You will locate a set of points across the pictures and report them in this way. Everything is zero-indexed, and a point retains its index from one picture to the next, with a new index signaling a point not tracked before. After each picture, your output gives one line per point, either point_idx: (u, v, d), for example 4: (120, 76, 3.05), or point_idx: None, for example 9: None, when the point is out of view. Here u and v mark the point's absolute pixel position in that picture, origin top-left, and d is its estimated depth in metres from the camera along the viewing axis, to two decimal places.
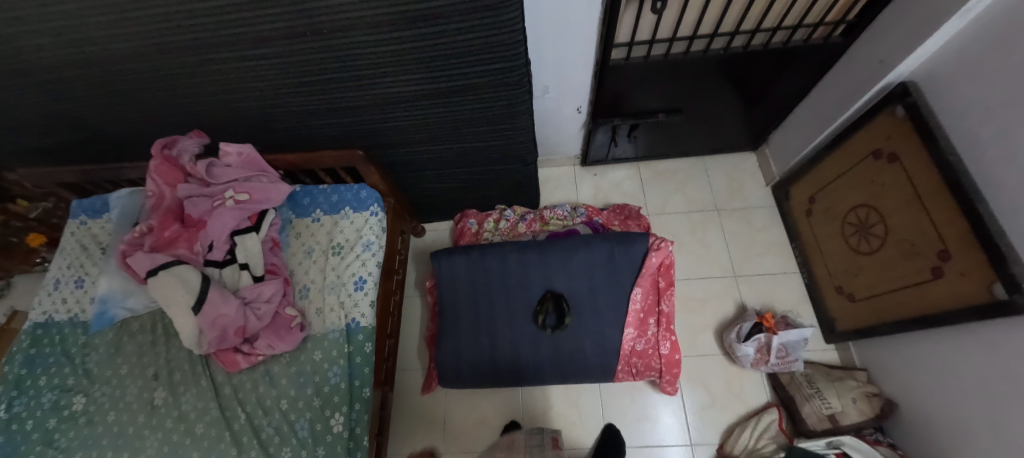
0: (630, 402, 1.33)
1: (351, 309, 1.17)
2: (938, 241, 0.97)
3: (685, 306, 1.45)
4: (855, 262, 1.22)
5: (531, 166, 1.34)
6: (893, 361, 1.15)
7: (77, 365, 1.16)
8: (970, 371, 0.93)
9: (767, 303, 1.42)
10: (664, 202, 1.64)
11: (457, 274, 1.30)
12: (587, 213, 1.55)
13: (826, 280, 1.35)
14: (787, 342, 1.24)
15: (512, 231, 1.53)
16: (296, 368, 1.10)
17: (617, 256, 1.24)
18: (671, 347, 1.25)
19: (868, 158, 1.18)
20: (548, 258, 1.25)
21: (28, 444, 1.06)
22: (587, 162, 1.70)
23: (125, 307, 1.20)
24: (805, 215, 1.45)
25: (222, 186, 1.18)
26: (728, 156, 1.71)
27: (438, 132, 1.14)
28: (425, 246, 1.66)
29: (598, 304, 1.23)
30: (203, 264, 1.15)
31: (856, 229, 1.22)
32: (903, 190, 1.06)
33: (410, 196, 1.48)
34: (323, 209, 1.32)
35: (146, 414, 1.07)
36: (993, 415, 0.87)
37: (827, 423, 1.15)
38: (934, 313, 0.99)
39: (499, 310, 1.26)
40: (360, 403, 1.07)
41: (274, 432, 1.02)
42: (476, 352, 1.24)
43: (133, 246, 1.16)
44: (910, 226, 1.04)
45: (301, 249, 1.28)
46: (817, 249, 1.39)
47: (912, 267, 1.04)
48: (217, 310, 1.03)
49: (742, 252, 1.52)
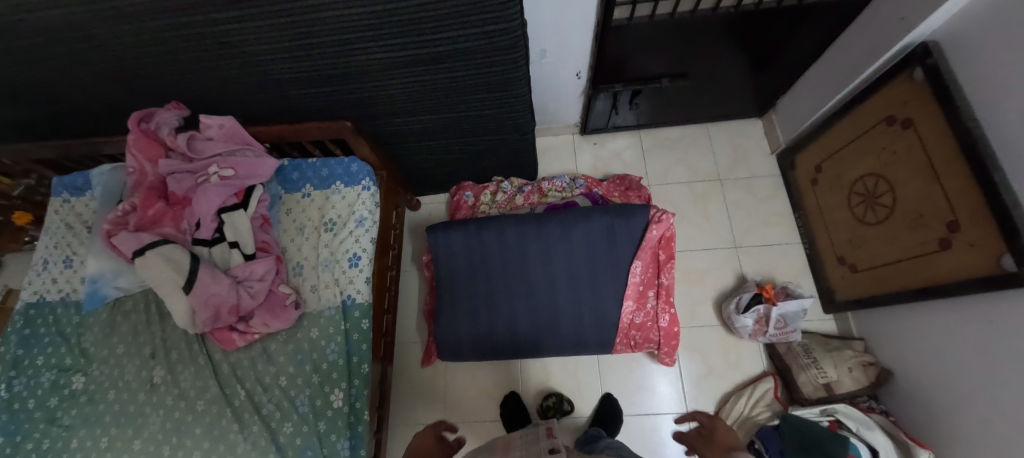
0: (627, 373, 1.35)
1: (346, 285, 1.15)
2: (949, 211, 0.93)
3: (684, 277, 1.44)
4: (860, 232, 1.20)
5: (529, 136, 1.28)
6: (893, 331, 1.15)
7: (73, 345, 1.16)
8: (970, 341, 0.92)
9: (767, 274, 1.41)
10: (666, 172, 1.59)
11: (454, 249, 1.27)
12: (586, 184, 1.50)
13: (828, 250, 1.33)
14: (786, 313, 1.24)
15: (510, 204, 1.49)
16: (294, 346, 1.09)
17: (616, 229, 1.21)
18: (671, 319, 1.24)
19: (880, 125, 1.13)
20: (546, 232, 1.22)
21: (32, 422, 1.07)
22: (587, 130, 1.63)
23: (117, 286, 1.18)
24: (810, 185, 1.41)
25: (206, 161, 1.14)
26: (733, 123, 1.64)
27: (430, 101, 1.08)
28: (421, 220, 1.63)
29: (598, 277, 1.21)
30: (192, 242, 1.12)
31: (863, 199, 1.18)
32: (915, 158, 1.01)
33: (404, 168, 1.43)
34: (312, 184, 1.28)
35: (147, 392, 1.07)
36: (989, 384, 0.87)
37: (821, 392, 1.17)
38: (939, 284, 0.97)
39: (497, 285, 1.24)
40: (359, 379, 1.07)
41: (275, 408, 1.03)
42: (475, 326, 1.24)
43: (116, 225, 1.12)
44: (919, 196, 1.01)
45: (292, 225, 1.24)
46: (821, 219, 1.36)
47: (919, 237, 1.01)
48: (208, 288, 1.02)
49: (744, 222, 1.49)
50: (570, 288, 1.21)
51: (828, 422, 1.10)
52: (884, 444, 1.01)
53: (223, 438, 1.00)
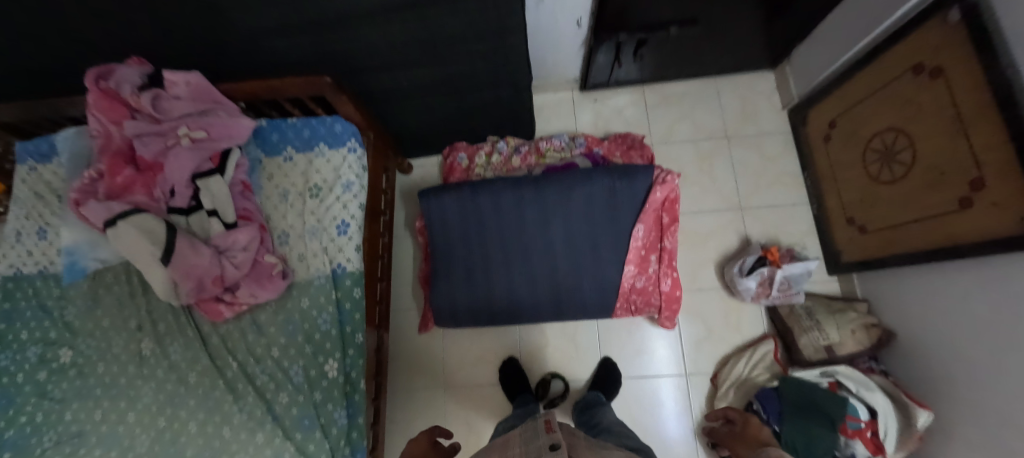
0: (627, 337, 1.34)
1: (336, 254, 1.10)
2: (973, 169, 0.86)
3: (686, 241, 1.40)
4: (874, 192, 1.14)
5: (526, 91, 1.18)
6: (901, 292, 1.12)
7: (56, 318, 1.12)
8: (980, 303, 0.89)
9: (772, 236, 1.37)
10: (670, 130, 1.50)
11: (448, 215, 1.21)
12: (586, 144, 1.42)
13: (837, 210, 1.28)
14: (791, 275, 1.21)
15: (506, 166, 1.41)
16: (284, 316, 1.06)
17: (618, 191, 1.15)
18: (673, 282, 1.22)
19: (905, 74, 1.03)
20: (544, 194, 1.16)
21: (23, 396, 1.04)
22: (587, 86, 1.52)
23: (96, 258, 1.13)
24: (823, 142, 1.33)
25: (175, 122, 1.05)
26: (743, 76, 1.53)
27: (417, 53, 0.97)
28: (413, 183, 1.55)
29: (599, 242, 1.16)
30: (166, 211, 1.05)
31: (880, 156, 1.11)
32: (943, 110, 0.93)
33: (392, 130, 1.34)
34: (294, 146, 1.19)
35: (136, 364, 1.05)
36: (995, 346, 0.85)
37: (823, 353, 1.16)
38: (957, 246, 0.92)
39: (494, 251, 1.19)
40: (353, 349, 1.05)
41: (269, 379, 1.02)
42: (471, 293, 1.20)
43: (83, 194, 1.04)
44: (942, 152, 0.93)
45: (275, 191, 1.17)
46: (832, 178, 1.30)
47: (938, 197, 0.95)
48: (189, 259, 0.97)
49: (750, 183, 1.43)
50: (569, 253, 1.17)
51: (828, 383, 1.10)
52: (883, 405, 1.02)
53: (219, 409, 0.99)
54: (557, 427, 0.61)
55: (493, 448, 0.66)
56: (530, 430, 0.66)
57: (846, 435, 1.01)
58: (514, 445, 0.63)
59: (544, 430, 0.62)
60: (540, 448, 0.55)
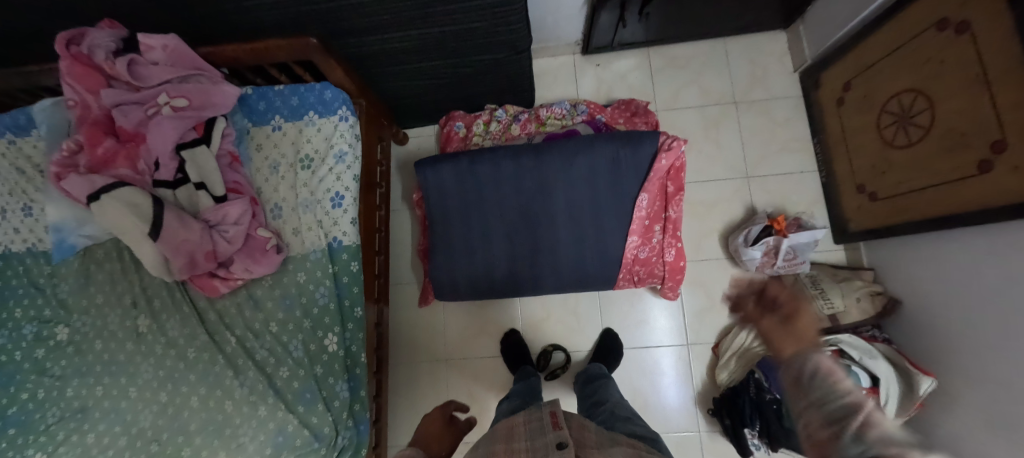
0: (628, 308, 1.33)
1: (331, 228, 1.08)
2: (996, 130, 0.81)
3: (690, 211, 1.36)
4: (887, 157, 1.10)
5: (525, 54, 1.11)
6: (910, 259, 1.11)
7: (49, 296, 1.08)
8: (993, 271, 0.87)
9: (779, 205, 1.34)
10: (676, 95, 1.44)
11: (445, 186, 1.17)
12: (589, 111, 1.36)
13: (847, 177, 1.24)
14: (796, 244, 1.18)
15: (505, 135, 1.35)
16: (281, 291, 1.05)
17: (622, 159, 1.11)
18: (677, 253, 1.19)
19: (930, 29, 0.95)
20: (544, 164, 1.12)
21: (22, 373, 1.03)
22: (589, 50, 1.45)
23: (83, 234, 1.09)
24: (835, 106, 1.27)
25: (154, 90, 0.99)
26: (754, 37, 1.45)
27: (407, 14, 0.87)
28: (409, 154, 1.50)
29: (601, 213, 1.13)
30: (152, 185, 1.01)
31: (896, 119, 1.06)
32: (968, 67, 0.86)
33: (385, 96, 1.27)
34: (282, 115, 1.14)
35: (134, 341, 1.04)
36: (1006, 314, 0.84)
37: (826, 322, 1.16)
38: (974, 212, 0.89)
39: (493, 223, 1.16)
40: (352, 323, 1.05)
41: (268, 353, 1.02)
42: (471, 266, 1.18)
43: (65, 168, 0.99)
44: (964, 113, 0.88)
45: (265, 163, 1.12)
46: (843, 144, 1.25)
47: (956, 161, 0.91)
48: (178, 234, 0.94)
49: (758, 150, 1.38)
50: (569, 225, 1.14)
51: (831, 352, 1.10)
52: (886, 372, 1.03)
53: (220, 384, 0.99)
54: (564, 423, 0.61)
55: (497, 437, 0.67)
56: (536, 421, 0.66)
57: None
58: (520, 437, 0.63)
59: (550, 426, 0.62)
60: (548, 446, 0.55)
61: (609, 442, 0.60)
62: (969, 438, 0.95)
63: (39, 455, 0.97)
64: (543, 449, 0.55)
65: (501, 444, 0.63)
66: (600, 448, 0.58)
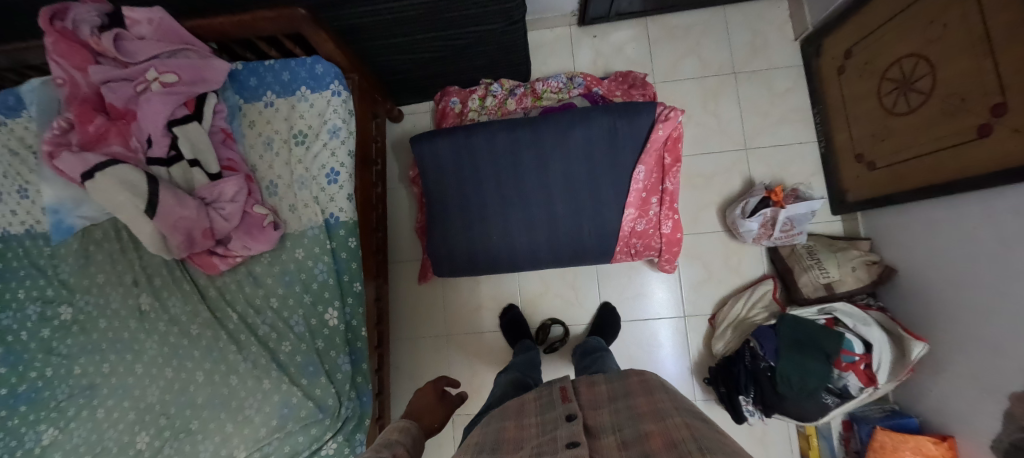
0: (626, 281, 1.34)
1: (327, 204, 1.08)
2: (998, 93, 0.79)
3: (688, 184, 1.36)
4: (887, 125, 1.09)
5: (519, 25, 1.09)
6: (905, 226, 1.11)
7: (51, 276, 1.08)
8: (990, 234, 0.87)
9: (777, 177, 1.33)
10: (674, 67, 1.41)
11: (442, 161, 1.16)
12: (585, 83, 1.34)
13: (847, 147, 1.23)
14: (794, 216, 1.18)
15: (501, 109, 1.33)
16: (280, 268, 1.06)
17: (619, 131, 1.10)
18: (674, 225, 1.20)
19: None
20: (541, 138, 1.11)
21: (29, 353, 1.04)
22: (586, 21, 1.41)
23: (82, 215, 1.08)
24: (836, 75, 1.25)
25: (142, 65, 0.97)
26: (755, 4, 1.41)
27: None
28: (404, 131, 1.48)
29: (597, 185, 1.13)
30: (146, 163, 1.00)
31: (896, 86, 1.04)
32: (971, 28, 0.84)
33: (378, 71, 1.24)
34: (274, 90, 1.12)
35: (137, 319, 1.05)
36: (1001, 277, 0.84)
37: (821, 291, 1.17)
38: (974, 176, 0.88)
39: (490, 197, 1.16)
40: (352, 297, 1.07)
41: (270, 329, 1.04)
42: (469, 241, 1.18)
43: (58, 146, 0.98)
44: (966, 76, 0.86)
45: (259, 140, 1.12)
46: (843, 113, 1.24)
47: (956, 126, 0.90)
48: (175, 212, 0.94)
49: (757, 121, 1.36)
50: (566, 198, 1.13)
51: (826, 320, 1.11)
52: (879, 339, 1.04)
53: (224, 359, 1.01)
54: (573, 398, 0.64)
55: (508, 412, 0.68)
56: (546, 398, 0.68)
57: (839, 368, 1.06)
58: (531, 412, 0.64)
59: (559, 401, 0.65)
60: (557, 419, 0.57)
61: (623, 406, 0.62)
62: (959, 400, 0.98)
63: (51, 430, 0.99)
64: (552, 423, 0.57)
65: (512, 420, 0.64)
66: (611, 414, 0.60)
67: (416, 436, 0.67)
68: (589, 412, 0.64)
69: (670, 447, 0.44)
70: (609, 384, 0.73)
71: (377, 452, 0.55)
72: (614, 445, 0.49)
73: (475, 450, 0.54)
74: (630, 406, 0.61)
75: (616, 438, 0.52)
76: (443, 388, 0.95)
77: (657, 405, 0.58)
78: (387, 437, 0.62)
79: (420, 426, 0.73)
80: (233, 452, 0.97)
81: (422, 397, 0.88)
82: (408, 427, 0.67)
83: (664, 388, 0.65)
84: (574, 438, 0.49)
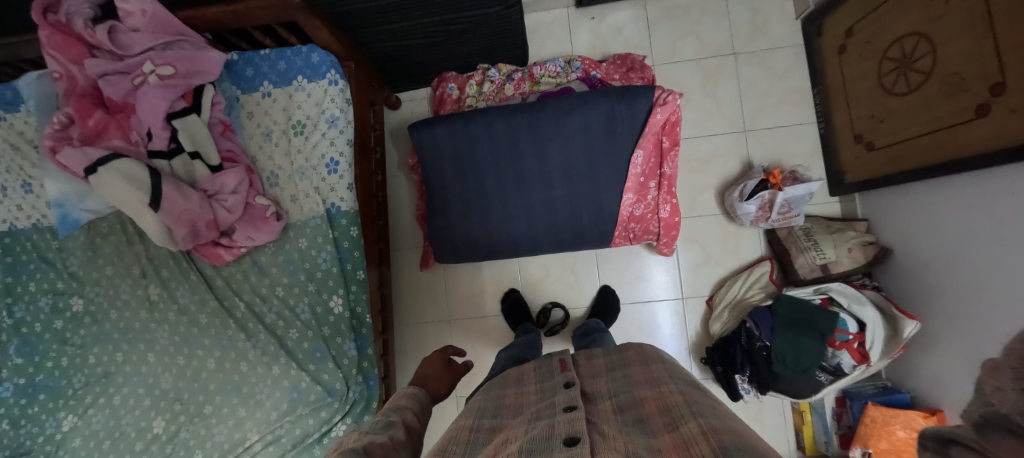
0: (625, 265, 1.36)
1: (328, 194, 1.09)
2: (998, 72, 0.79)
3: (687, 167, 1.36)
4: (887, 106, 1.08)
5: (515, 9, 1.07)
6: (902, 207, 1.12)
7: (60, 269, 1.09)
8: (985, 211, 0.88)
9: (776, 159, 1.33)
10: (673, 48, 1.39)
11: (441, 149, 1.17)
12: (583, 67, 1.33)
13: (846, 128, 1.23)
14: (791, 198, 1.19)
15: (499, 95, 1.33)
16: (284, 257, 1.08)
17: (617, 116, 1.10)
18: (671, 209, 1.21)
19: None
20: (539, 123, 1.12)
21: (44, 343, 1.06)
22: (583, 2, 1.38)
23: (86, 209, 1.08)
24: (837, 54, 1.24)
25: (138, 58, 0.97)
26: None
27: None
28: (402, 119, 1.47)
29: (596, 171, 1.13)
30: (148, 156, 1.01)
31: (897, 65, 1.03)
32: (973, 6, 0.83)
33: (375, 58, 1.23)
34: (271, 80, 1.12)
35: (147, 309, 1.08)
36: (996, 252, 0.86)
37: (818, 272, 1.19)
38: (970, 156, 0.88)
39: (490, 185, 1.16)
40: (356, 285, 1.09)
41: (277, 317, 1.07)
42: (469, 228, 1.19)
43: (60, 141, 0.99)
44: (967, 55, 0.85)
45: (258, 131, 1.12)
46: (842, 93, 1.23)
47: (955, 106, 0.90)
48: (179, 204, 0.96)
49: (756, 103, 1.35)
50: (565, 183, 1.14)
51: (821, 299, 1.14)
52: (872, 317, 1.07)
53: (234, 347, 1.05)
54: (571, 367, 0.67)
55: (507, 380, 0.71)
56: (545, 367, 0.71)
57: (832, 347, 1.09)
58: (530, 380, 0.67)
59: (558, 370, 0.67)
60: (555, 386, 0.60)
61: (619, 375, 0.64)
62: (950, 374, 1.01)
63: (70, 417, 1.03)
64: (550, 390, 0.59)
65: (511, 388, 0.66)
66: (608, 382, 0.63)
67: (424, 402, 0.70)
68: (586, 380, 0.66)
69: (664, 411, 0.48)
70: (606, 356, 0.75)
71: (385, 417, 0.59)
72: (610, 409, 0.52)
73: (477, 415, 0.58)
74: (626, 375, 0.63)
75: (611, 403, 0.55)
76: (450, 357, 0.96)
77: (652, 373, 0.61)
78: (396, 403, 0.65)
79: (426, 392, 0.76)
80: (246, 435, 1.01)
81: (428, 364, 0.91)
82: (414, 392, 0.70)
83: (659, 358, 0.68)
84: (571, 402, 0.51)
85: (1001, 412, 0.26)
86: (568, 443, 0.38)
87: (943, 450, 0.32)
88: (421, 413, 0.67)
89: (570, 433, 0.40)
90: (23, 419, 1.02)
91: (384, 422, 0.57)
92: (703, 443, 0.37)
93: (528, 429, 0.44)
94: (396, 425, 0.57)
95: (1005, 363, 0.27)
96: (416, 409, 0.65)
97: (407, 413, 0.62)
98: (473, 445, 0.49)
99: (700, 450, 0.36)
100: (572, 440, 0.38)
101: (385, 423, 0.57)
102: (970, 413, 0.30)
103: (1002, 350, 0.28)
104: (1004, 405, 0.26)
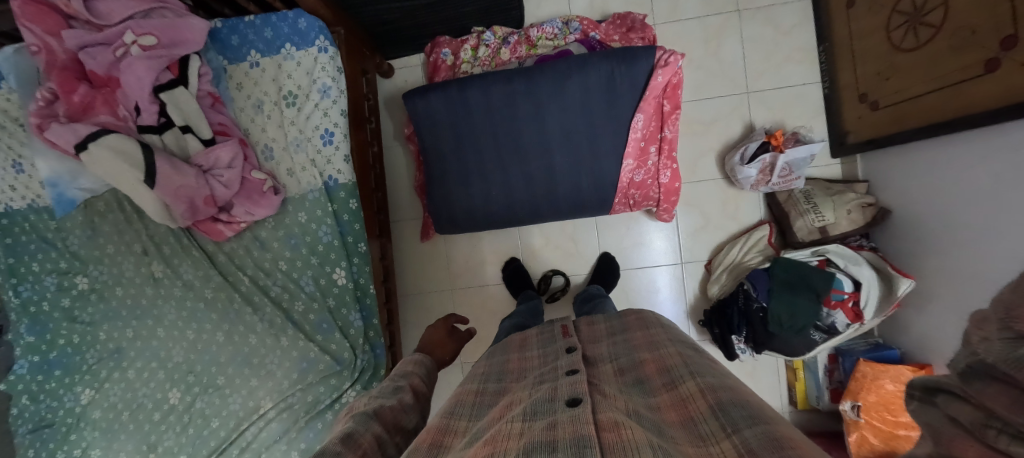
0: (625, 232, 1.36)
1: (325, 167, 1.08)
2: (1010, 24, 0.76)
3: (688, 131, 1.34)
4: (894, 63, 1.05)
5: None
6: (903, 169, 1.11)
7: (62, 249, 1.07)
8: (985, 172, 0.88)
9: (778, 121, 1.31)
10: (675, 6, 1.33)
11: (436, 118, 1.15)
12: (582, 28, 1.28)
13: (851, 87, 1.20)
14: (792, 160, 1.17)
15: (495, 60, 1.28)
16: (284, 231, 1.08)
17: (617, 78, 1.07)
18: (672, 175, 1.20)
19: None
20: (537, 89, 1.09)
21: (54, 322, 1.06)
22: None
23: (82, 187, 1.07)
24: (845, 8, 1.19)
25: (119, 27, 0.94)
26: None
27: None
28: (396, 87, 1.42)
29: (596, 136, 1.11)
30: (137, 131, 0.98)
31: (907, 19, 1.00)
32: None
33: (364, 22, 1.18)
34: (258, 49, 1.09)
35: (152, 287, 1.09)
36: (993, 214, 0.86)
37: (816, 234, 1.20)
38: (976, 114, 0.87)
39: (488, 154, 1.15)
40: (357, 257, 1.10)
41: (281, 290, 1.09)
42: (468, 198, 1.19)
43: (45, 118, 0.95)
44: (980, 5, 0.82)
45: (248, 103, 1.10)
46: (849, 51, 1.19)
47: (964, 61, 0.87)
48: (174, 180, 0.95)
49: (760, 62, 1.31)
50: (564, 151, 1.13)
51: (818, 261, 1.15)
52: (868, 277, 1.10)
53: (241, 320, 1.07)
54: (573, 333, 0.69)
55: (511, 346, 0.73)
56: (547, 333, 0.73)
57: (827, 307, 1.12)
58: (533, 346, 0.68)
59: (560, 335, 0.69)
60: (558, 351, 0.62)
61: (619, 339, 0.66)
62: (941, 331, 1.04)
63: (87, 390, 1.06)
64: (553, 355, 0.61)
65: (515, 353, 0.68)
66: (609, 346, 0.65)
67: (430, 369, 0.72)
68: (587, 345, 0.68)
69: (663, 372, 0.49)
70: (607, 322, 0.77)
71: (394, 382, 0.61)
72: (611, 372, 0.54)
73: (482, 379, 0.60)
74: (627, 339, 0.65)
75: (612, 366, 0.56)
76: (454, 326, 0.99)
77: (652, 337, 0.62)
78: (404, 369, 0.67)
79: (433, 358, 0.78)
80: (260, 403, 1.05)
81: (433, 333, 0.93)
82: (421, 360, 0.72)
83: (659, 322, 0.69)
84: (573, 366, 0.52)
85: (989, 362, 0.27)
86: (570, 404, 0.39)
87: (930, 398, 0.34)
88: (428, 379, 0.69)
89: (572, 395, 0.41)
90: (42, 394, 1.05)
91: (393, 387, 0.59)
92: (700, 401, 0.40)
93: (532, 392, 0.46)
94: (404, 390, 0.59)
95: (991, 315, 0.28)
96: (424, 376, 0.67)
97: (414, 379, 0.64)
98: (479, 407, 0.51)
99: (698, 408, 0.39)
100: (573, 402, 0.39)
101: (394, 387, 0.59)
102: (958, 363, 0.32)
103: (991, 302, 0.29)
104: (990, 354, 0.27)
